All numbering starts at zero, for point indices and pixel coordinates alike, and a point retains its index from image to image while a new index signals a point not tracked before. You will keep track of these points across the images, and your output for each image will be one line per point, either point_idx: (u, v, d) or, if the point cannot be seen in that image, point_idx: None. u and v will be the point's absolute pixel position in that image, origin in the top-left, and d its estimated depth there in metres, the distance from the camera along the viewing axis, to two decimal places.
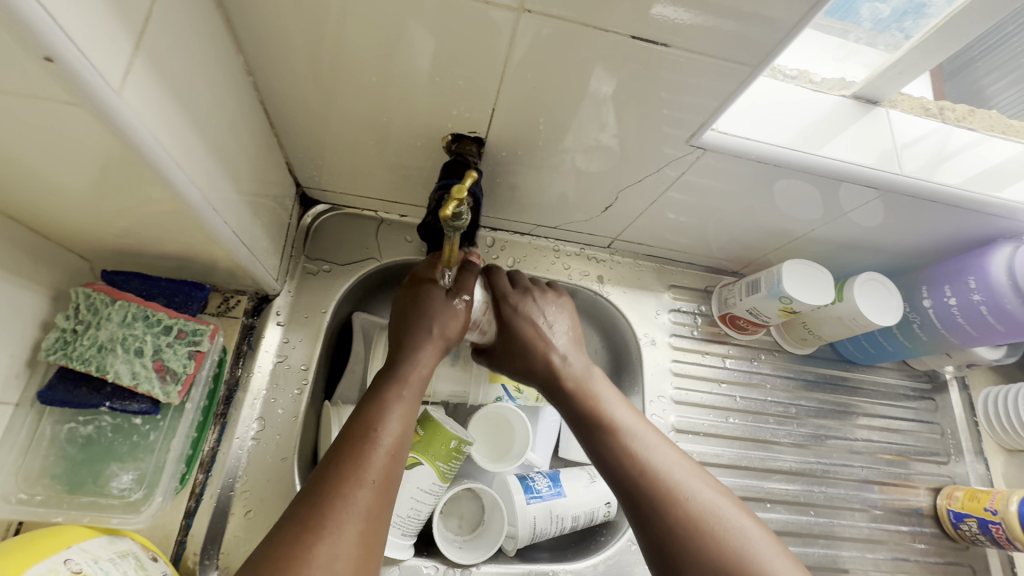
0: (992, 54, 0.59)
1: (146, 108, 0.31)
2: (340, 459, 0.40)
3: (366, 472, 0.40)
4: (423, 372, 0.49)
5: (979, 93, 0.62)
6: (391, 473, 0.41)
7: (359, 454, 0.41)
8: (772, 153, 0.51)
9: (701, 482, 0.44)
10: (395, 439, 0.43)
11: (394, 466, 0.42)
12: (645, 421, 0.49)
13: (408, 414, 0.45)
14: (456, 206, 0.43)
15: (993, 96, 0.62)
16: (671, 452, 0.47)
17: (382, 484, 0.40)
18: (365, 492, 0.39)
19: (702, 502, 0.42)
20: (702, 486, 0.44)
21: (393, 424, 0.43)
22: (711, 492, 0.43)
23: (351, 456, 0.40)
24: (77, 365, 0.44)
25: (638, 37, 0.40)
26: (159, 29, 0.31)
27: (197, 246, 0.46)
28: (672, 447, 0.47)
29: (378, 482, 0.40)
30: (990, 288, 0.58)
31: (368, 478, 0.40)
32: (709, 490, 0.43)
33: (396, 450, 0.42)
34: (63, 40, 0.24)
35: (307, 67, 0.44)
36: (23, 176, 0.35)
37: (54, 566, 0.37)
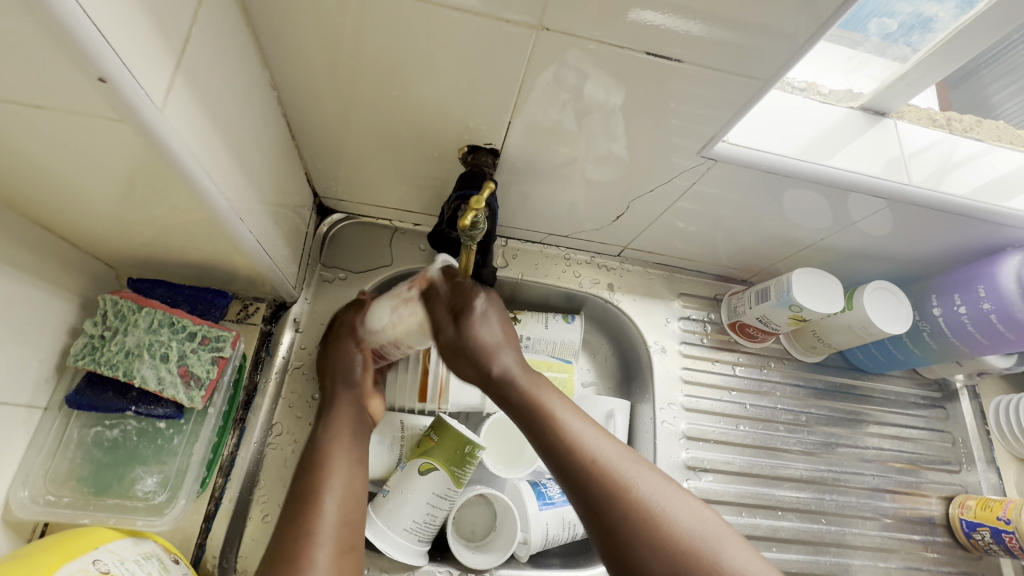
0: (999, 62, 0.59)
1: (183, 124, 0.33)
2: (292, 530, 0.46)
3: (318, 532, 0.46)
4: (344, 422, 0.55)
5: (983, 101, 0.62)
6: (345, 524, 0.48)
7: (307, 519, 0.46)
8: (781, 163, 0.52)
9: (638, 466, 0.47)
10: (340, 495, 0.49)
11: (345, 516, 0.48)
12: (581, 413, 0.52)
13: (350, 470, 0.51)
14: (474, 215, 0.45)
15: (999, 105, 0.62)
16: (605, 440, 0.49)
17: (337, 538, 0.46)
18: (318, 549, 0.44)
19: (645, 487, 0.46)
20: (640, 470, 0.47)
21: (335, 483, 0.49)
22: (652, 474, 0.47)
23: (303, 519, 0.46)
24: (104, 370, 0.45)
25: (652, 52, 0.42)
26: (197, 47, 0.33)
27: (221, 254, 0.47)
28: (605, 433, 0.50)
29: (330, 536, 0.46)
30: (1001, 297, 0.59)
31: (320, 535, 0.45)
32: (647, 473, 0.47)
33: (344, 501, 0.49)
34: (114, 61, 0.26)
35: (330, 83, 0.46)
36: (60, 188, 0.36)
37: (84, 566, 0.38)
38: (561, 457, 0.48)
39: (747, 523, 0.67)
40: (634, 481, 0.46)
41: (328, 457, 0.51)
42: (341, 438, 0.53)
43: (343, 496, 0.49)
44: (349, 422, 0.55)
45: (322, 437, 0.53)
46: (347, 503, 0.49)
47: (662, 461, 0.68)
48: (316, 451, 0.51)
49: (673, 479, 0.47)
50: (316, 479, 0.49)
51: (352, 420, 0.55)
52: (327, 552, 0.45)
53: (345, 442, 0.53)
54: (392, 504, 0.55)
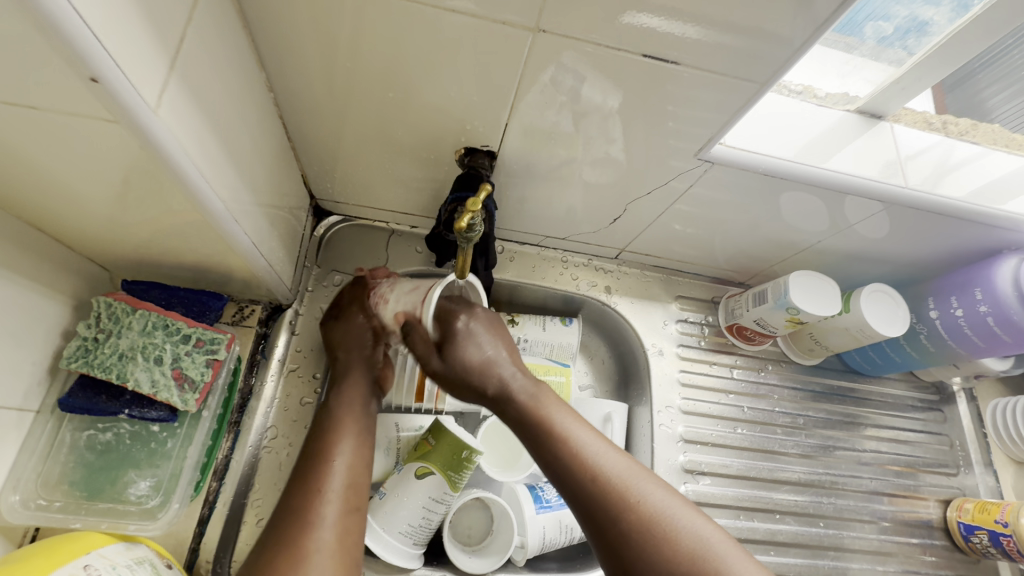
0: (992, 67, 0.56)
1: (178, 124, 0.33)
2: (305, 482, 0.46)
3: (328, 489, 0.46)
4: (364, 379, 0.56)
5: (978, 104, 0.61)
6: (352, 485, 0.47)
7: (318, 475, 0.46)
8: (778, 166, 0.52)
9: (643, 479, 0.46)
10: (349, 460, 0.49)
11: (355, 477, 0.48)
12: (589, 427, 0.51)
13: (360, 435, 0.52)
14: (470, 218, 0.44)
15: (994, 109, 0.61)
16: (610, 452, 0.48)
17: (345, 496, 0.46)
18: (327, 505, 0.45)
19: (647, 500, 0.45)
20: (646, 483, 0.46)
21: (346, 445, 0.50)
22: (664, 496, 0.45)
23: (314, 477, 0.46)
24: (97, 373, 0.45)
25: (648, 56, 0.42)
26: (191, 49, 0.33)
27: (216, 256, 0.47)
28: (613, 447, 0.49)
29: (339, 494, 0.46)
30: (997, 299, 0.59)
31: (329, 493, 0.46)
32: (653, 486, 0.46)
33: (353, 465, 0.49)
34: (107, 62, 0.26)
35: (327, 84, 0.46)
36: (53, 188, 0.36)
37: (75, 571, 0.38)
38: (564, 473, 0.47)
39: (745, 526, 0.67)
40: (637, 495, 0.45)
41: (340, 420, 0.52)
42: (353, 404, 0.53)
43: (354, 455, 0.49)
44: (361, 390, 0.55)
45: (335, 400, 0.54)
46: (356, 464, 0.49)
47: (659, 464, 0.67)
48: (331, 411, 0.53)
49: (681, 496, 0.46)
50: (328, 440, 0.50)
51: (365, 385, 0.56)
52: (334, 509, 0.45)
53: (357, 410, 0.53)
54: (388, 507, 0.55)
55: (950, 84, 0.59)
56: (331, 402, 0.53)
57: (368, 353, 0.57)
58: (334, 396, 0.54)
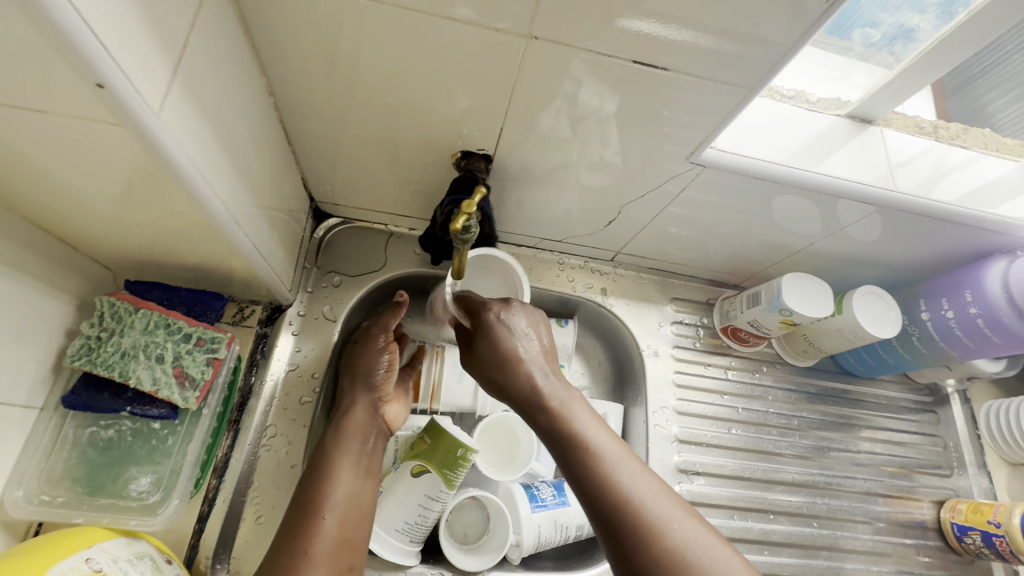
0: (993, 72, 0.58)
1: (180, 128, 0.34)
2: (291, 541, 0.46)
3: (315, 550, 0.46)
4: (359, 425, 0.56)
5: (980, 110, 0.62)
6: (343, 540, 0.48)
7: (307, 533, 0.46)
8: (770, 169, 0.53)
9: (682, 519, 0.43)
10: (342, 512, 0.49)
11: (345, 533, 0.48)
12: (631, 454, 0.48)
13: (354, 483, 0.51)
14: (465, 220, 0.44)
15: (994, 113, 0.61)
16: (651, 486, 0.45)
17: (335, 555, 0.46)
18: (314, 566, 0.44)
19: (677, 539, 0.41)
20: (669, 507, 0.43)
21: (337, 494, 0.49)
22: (676, 511, 0.43)
23: (302, 534, 0.46)
24: (100, 370, 0.46)
25: (639, 62, 0.43)
26: (193, 55, 0.34)
27: (216, 256, 0.48)
28: (655, 481, 0.46)
29: (327, 554, 0.46)
30: (986, 301, 0.59)
31: (316, 553, 0.45)
32: (689, 527, 0.42)
33: (344, 518, 0.48)
34: (112, 67, 0.27)
35: (327, 90, 0.47)
36: (59, 189, 0.37)
37: (76, 564, 0.38)
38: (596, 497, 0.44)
39: (739, 526, 0.68)
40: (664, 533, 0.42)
41: (331, 467, 0.51)
42: (351, 449, 0.54)
43: (344, 509, 0.49)
44: (359, 431, 0.55)
45: (331, 445, 0.53)
46: (347, 518, 0.49)
47: (654, 464, 0.68)
48: (324, 457, 0.52)
49: (693, 511, 0.44)
50: (319, 490, 0.49)
51: (364, 424, 0.56)
52: (322, 571, 0.45)
53: (353, 455, 0.53)
54: (386, 506, 0.56)
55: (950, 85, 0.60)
56: (325, 448, 0.53)
57: (369, 381, 0.59)
58: (329, 441, 0.54)
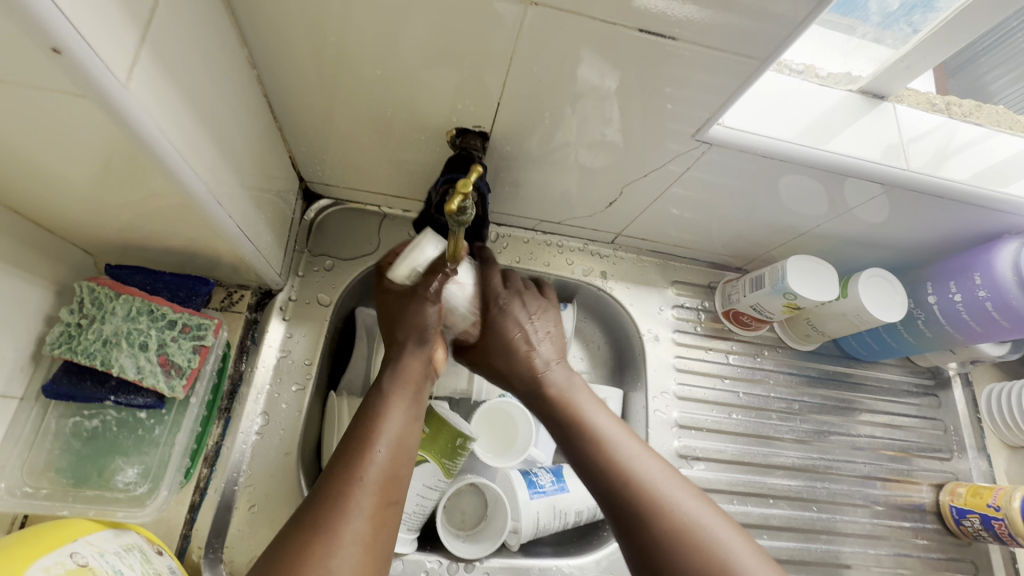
0: (995, 50, 0.59)
1: (152, 100, 0.31)
2: (341, 465, 0.42)
3: (364, 477, 0.41)
4: (422, 364, 0.51)
5: (982, 88, 0.62)
6: (392, 476, 0.43)
7: (357, 461, 0.42)
8: (779, 148, 0.50)
9: (662, 474, 0.44)
10: (394, 443, 0.44)
11: (395, 468, 0.43)
12: (630, 431, 0.48)
13: (406, 423, 0.46)
14: (462, 200, 0.42)
15: (998, 93, 0.62)
16: (646, 460, 0.46)
17: (383, 488, 0.42)
18: (363, 494, 0.40)
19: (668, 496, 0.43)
20: (644, 463, 0.45)
21: (389, 428, 0.45)
22: (646, 466, 0.45)
23: (354, 459, 0.42)
24: (81, 359, 0.44)
25: (644, 30, 0.40)
26: (163, 20, 0.31)
27: (200, 239, 0.46)
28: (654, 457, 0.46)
29: (377, 485, 0.42)
30: (996, 284, 0.58)
31: (365, 481, 0.41)
32: (679, 490, 0.43)
33: (395, 454, 0.44)
34: (70, 31, 0.24)
35: (314, 61, 0.44)
36: (27, 168, 0.34)
37: (61, 559, 0.37)
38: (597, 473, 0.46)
39: (739, 510, 0.67)
40: (658, 491, 0.43)
41: (386, 403, 0.47)
42: (402, 382, 0.49)
43: (397, 444, 0.45)
44: (418, 369, 0.50)
45: (385, 382, 0.49)
46: (399, 454, 0.44)
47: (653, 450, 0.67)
48: (377, 395, 0.48)
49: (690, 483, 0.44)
50: (373, 422, 0.45)
51: (418, 375, 0.50)
52: (369, 501, 0.40)
53: (408, 393, 0.48)
54: None
55: (954, 65, 0.60)
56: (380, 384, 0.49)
57: (421, 337, 0.51)
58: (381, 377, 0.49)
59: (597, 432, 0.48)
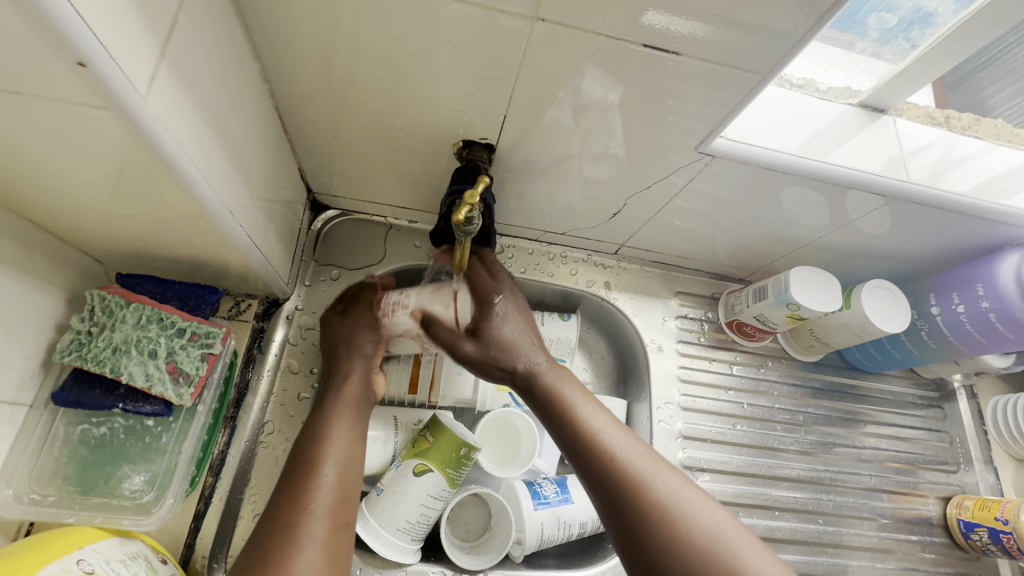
0: (993, 65, 0.58)
1: (169, 113, 0.32)
2: (291, 491, 0.45)
3: (314, 501, 0.44)
4: (359, 386, 0.55)
5: (981, 103, 0.61)
6: (342, 497, 0.46)
7: (305, 487, 0.45)
8: (781, 160, 0.51)
9: (648, 457, 0.47)
10: (339, 462, 0.48)
11: (342, 489, 0.47)
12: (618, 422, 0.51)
13: (348, 446, 0.50)
14: (468, 210, 0.43)
15: (997, 107, 0.61)
16: (632, 442, 0.49)
17: (335, 511, 0.45)
18: (315, 521, 0.43)
19: (670, 494, 0.44)
20: (634, 446, 0.48)
21: (336, 453, 0.48)
22: (631, 444, 0.48)
23: (304, 490, 0.45)
24: (91, 366, 0.44)
25: (648, 45, 0.41)
26: (182, 36, 0.32)
27: (210, 249, 0.46)
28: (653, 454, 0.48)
29: (326, 509, 0.45)
30: (999, 295, 0.58)
31: (314, 506, 0.44)
32: (680, 486, 0.45)
33: (344, 474, 0.47)
34: (95, 47, 0.25)
35: (323, 75, 0.45)
36: (43, 178, 0.35)
37: (67, 566, 0.37)
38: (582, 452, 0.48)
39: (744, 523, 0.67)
40: (658, 486, 0.45)
41: (331, 427, 0.50)
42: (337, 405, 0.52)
43: (342, 463, 0.48)
44: (356, 394, 0.54)
45: (327, 414, 0.52)
46: (346, 477, 0.48)
47: None
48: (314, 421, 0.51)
49: (675, 467, 0.47)
50: (314, 446, 0.48)
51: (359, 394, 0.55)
52: (323, 525, 0.43)
53: (349, 421, 0.52)
54: (386, 504, 0.54)
55: (952, 80, 0.60)
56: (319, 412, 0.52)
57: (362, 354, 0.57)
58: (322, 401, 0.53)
59: (585, 420, 0.50)
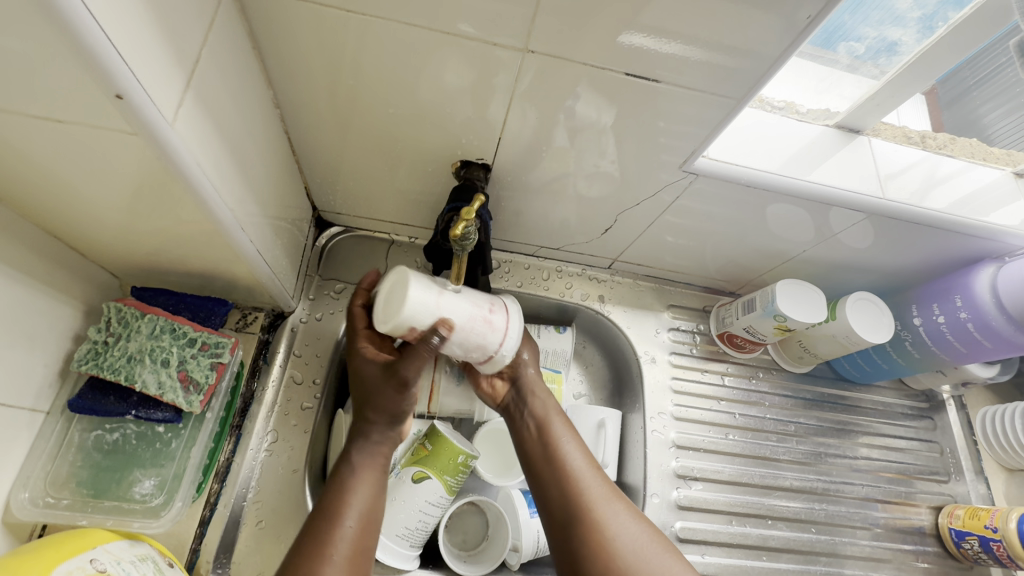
0: (988, 85, 0.58)
1: (193, 138, 0.35)
2: (310, 546, 0.46)
3: (333, 550, 0.46)
4: (386, 440, 0.55)
5: (977, 122, 0.62)
6: (359, 547, 0.47)
7: (326, 535, 0.46)
8: (761, 178, 0.54)
9: (617, 503, 0.52)
10: (360, 515, 0.49)
11: (362, 541, 0.48)
12: (594, 465, 0.55)
13: (370, 496, 0.51)
14: (464, 226, 0.46)
15: (991, 125, 0.61)
16: (605, 487, 0.53)
17: (351, 560, 0.46)
18: (333, 568, 0.44)
19: (631, 541, 0.49)
20: (606, 494, 0.52)
21: (356, 503, 0.49)
22: (603, 489, 0.53)
23: (323, 538, 0.46)
24: (107, 374, 0.46)
25: (630, 73, 0.44)
26: (204, 68, 0.35)
27: (221, 264, 0.49)
28: (621, 497, 0.53)
29: (345, 558, 0.46)
30: (976, 306, 0.61)
31: (335, 555, 0.45)
32: (641, 531, 0.50)
33: (363, 526, 0.48)
34: (132, 80, 0.28)
35: (331, 101, 0.48)
36: (71, 198, 0.38)
37: (82, 564, 0.39)
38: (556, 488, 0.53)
39: (738, 532, 0.68)
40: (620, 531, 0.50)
41: (355, 477, 0.51)
42: (371, 457, 0.53)
43: (364, 518, 0.49)
44: (382, 449, 0.54)
45: (356, 455, 0.53)
46: (366, 526, 0.49)
47: (652, 470, 0.69)
48: (349, 470, 0.52)
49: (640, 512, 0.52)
50: (340, 498, 0.49)
51: (385, 447, 0.55)
52: (339, 573, 0.45)
53: (374, 468, 0.53)
54: (386, 511, 0.56)
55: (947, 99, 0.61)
56: (350, 459, 0.53)
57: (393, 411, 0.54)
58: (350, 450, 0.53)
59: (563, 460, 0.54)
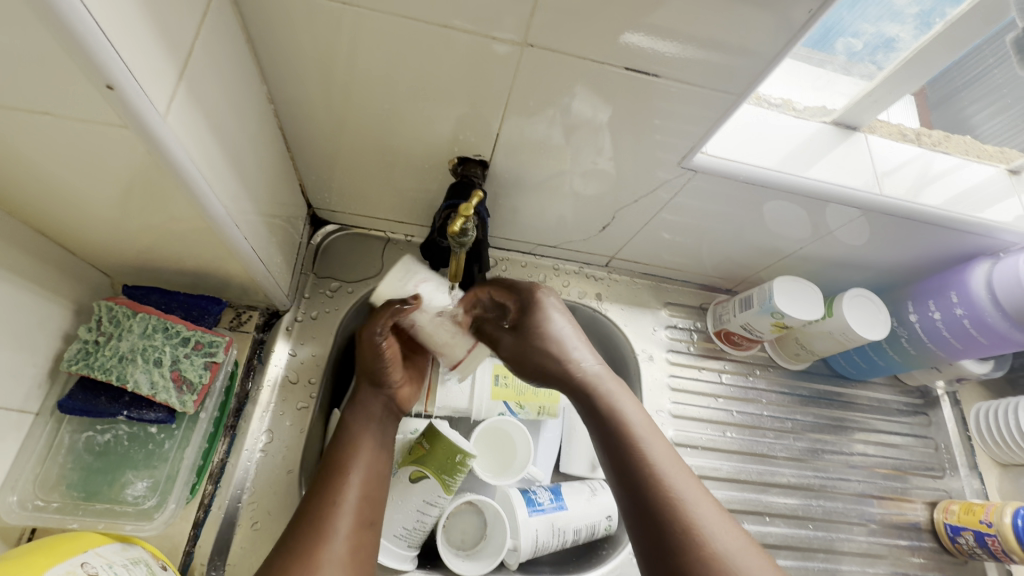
0: (974, 86, 0.60)
1: (185, 132, 0.34)
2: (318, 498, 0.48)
3: (342, 503, 0.47)
4: (382, 402, 0.56)
5: (964, 121, 0.64)
6: (367, 499, 0.49)
7: (333, 488, 0.48)
8: (759, 174, 0.54)
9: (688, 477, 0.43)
10: (366, 471, 0.51)
11: (370, 492, 0.50)
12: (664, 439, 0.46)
13: (374, 455, 0.52)
14: (463, 223, 0.45)
15: (976, 124, 0.64)
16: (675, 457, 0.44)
17: (360, 510, 0.48)
18: (342, 518, 0.46)
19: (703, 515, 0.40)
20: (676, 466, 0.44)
21: (361, 460, 0.51)
22: (672, 458, 0.44)
23: (330, 492, 0.48)
24: (98, 374, 0.46)
25: (629, 68, 0.44)
26: (196, 61, 0.34)
27: (215, 262, 0.48)
28: (696, 478, 0.44)
29: (355, 509, 0.48)
30: (972, 301, 0.61)
31: (344, 506, 0.47)
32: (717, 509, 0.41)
33: (367, 480, 0.50)
34: (122, 71, 0.27)
35: (326, 96, 0.48)
36: (59, 193, 0.37)
37: (71, 568, 0.38)
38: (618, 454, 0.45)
39: None
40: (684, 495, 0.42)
41: (355, 436, 0.53)
42: (367, 421, 0.55)
43: (368, 473, 0.51)
44: (378, 412, 0.56)
45: (350, 417, 0.55)
46: (371, 481, 0.51)
47: None
48: (346, 431, 0.53)
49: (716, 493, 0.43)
50: (345, 456, 0.51)
51: (380, 411, 0.56)
52: (348, 523, 0.47)
53: (372, 428, 0.54)
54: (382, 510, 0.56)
55: (936, 100, 0.62)
56: (344, 422, 0.54)
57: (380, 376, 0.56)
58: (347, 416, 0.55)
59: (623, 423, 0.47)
